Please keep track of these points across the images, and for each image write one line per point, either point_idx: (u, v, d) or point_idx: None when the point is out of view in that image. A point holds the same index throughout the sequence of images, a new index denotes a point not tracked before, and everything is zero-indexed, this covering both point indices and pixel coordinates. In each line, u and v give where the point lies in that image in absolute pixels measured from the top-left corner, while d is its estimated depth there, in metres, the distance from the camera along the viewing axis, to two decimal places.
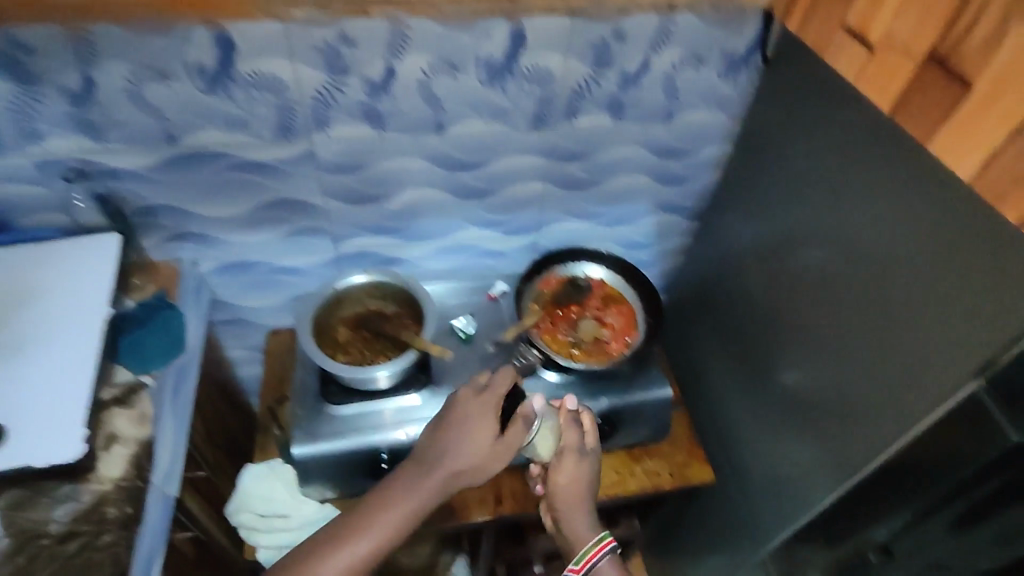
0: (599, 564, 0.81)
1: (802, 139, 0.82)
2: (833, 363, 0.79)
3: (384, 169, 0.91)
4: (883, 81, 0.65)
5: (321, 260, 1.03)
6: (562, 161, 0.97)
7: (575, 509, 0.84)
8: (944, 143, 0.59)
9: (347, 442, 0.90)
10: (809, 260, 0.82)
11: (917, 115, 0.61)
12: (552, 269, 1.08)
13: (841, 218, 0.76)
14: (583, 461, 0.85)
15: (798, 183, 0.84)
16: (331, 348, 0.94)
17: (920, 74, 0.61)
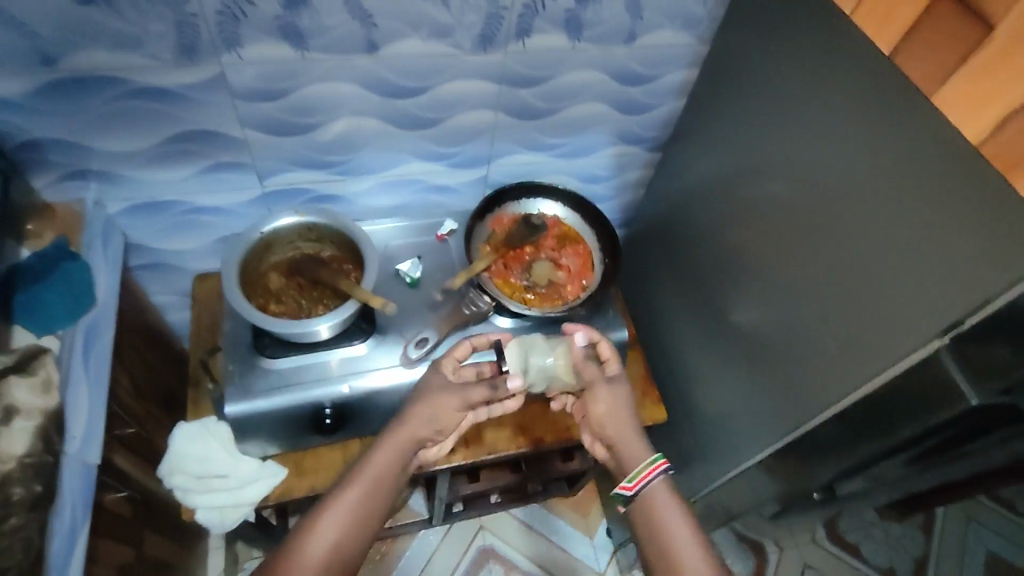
0: (652, 484, 0.77)
1: (778, 67, 0.75)
2: (792, 310, 0.77)
3: (312, 97, 0.80)
4: (887, 14, 0.59)
5: (248, 199, 0.93)
6: (514, 88, 0.88)
7: (624, 436, 0.82)
8: (950, 98, 0.55)
9: (287, 398, 0.84)
10: (774, 202, 0.78)
11: (922, 60, 0.57)
12: (503, 207, 1.02)
13: (812, 157, 0.71)
14: (614, 391, 0.83)
15: (768, 117, 0.78)
16: (262, 297, 0.87)
17: (936, 11, 0.55)
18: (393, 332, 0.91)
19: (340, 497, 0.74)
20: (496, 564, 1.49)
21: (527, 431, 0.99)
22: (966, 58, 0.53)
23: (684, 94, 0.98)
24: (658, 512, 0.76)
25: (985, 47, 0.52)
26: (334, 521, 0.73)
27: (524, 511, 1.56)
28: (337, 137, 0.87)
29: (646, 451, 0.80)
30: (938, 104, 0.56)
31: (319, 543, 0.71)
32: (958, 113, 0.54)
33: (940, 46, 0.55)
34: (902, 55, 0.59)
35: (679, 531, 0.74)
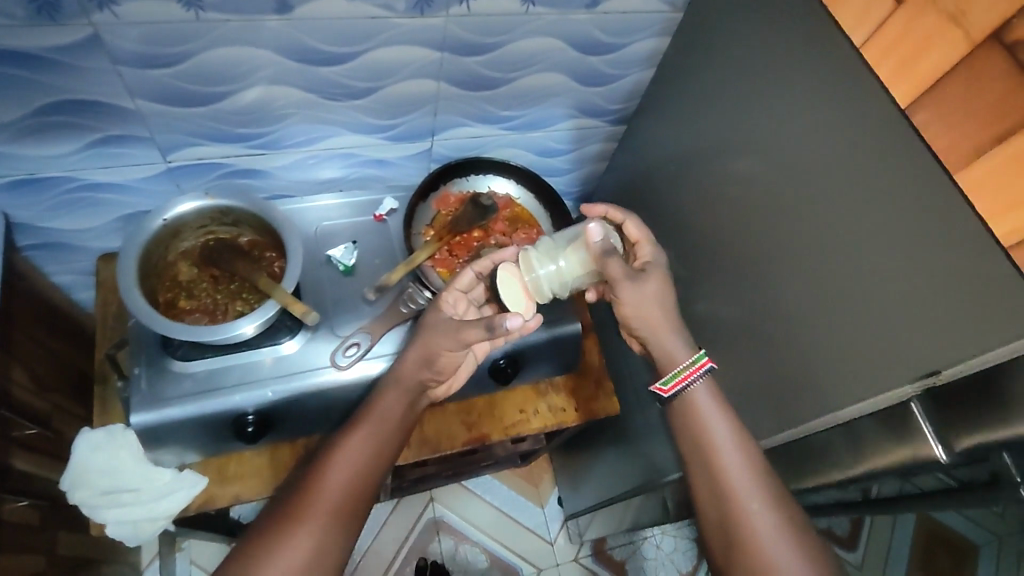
0: (692, 386, 0.69)
1: (747, 45, 0.66)
2: (738, 321, 0.70)
3: (212, 61, 0.67)
4: (909, 63, 0.50)
5: (151, 174, 0.80)
6: (458, 56, 0.76)
7: (660, 333, 0.72)
8: (975, 179, 0.46)
9: (202, 406, 0.76)
10: (730, 199, 0.70)
11: (949, 128, 0.48)
12: (450, 184, 0.93)
13: (777, 159, 0.62)
14: (642, 282, 0.72)
15: (732, 103, 0.69)
16: (171, 292, 0.77)
17: (976, 71, 0.47)
18: (324, 326, 0.82)
19: (359, 433, 0.72)
20: (446, 536, 1.48)
21: (474, 429, 0.93)
22: (1005, 137, 0.45)
23: (653, 64, 0.87)
24: (699, 419, 0.67)
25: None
26: (359, 449, 0.71)
27: (475, 482, 1.54)
28: (251, 109, 0.75)
29: (688, 349, 0.71)
30: (958, 184, 0.47)
31: (344, 470, 0.69)
32: (985, 200, 0.45)
33: (974, 116, 0.47)
34: (919, 113, 0.49)
35: (724, 439, 0.66)
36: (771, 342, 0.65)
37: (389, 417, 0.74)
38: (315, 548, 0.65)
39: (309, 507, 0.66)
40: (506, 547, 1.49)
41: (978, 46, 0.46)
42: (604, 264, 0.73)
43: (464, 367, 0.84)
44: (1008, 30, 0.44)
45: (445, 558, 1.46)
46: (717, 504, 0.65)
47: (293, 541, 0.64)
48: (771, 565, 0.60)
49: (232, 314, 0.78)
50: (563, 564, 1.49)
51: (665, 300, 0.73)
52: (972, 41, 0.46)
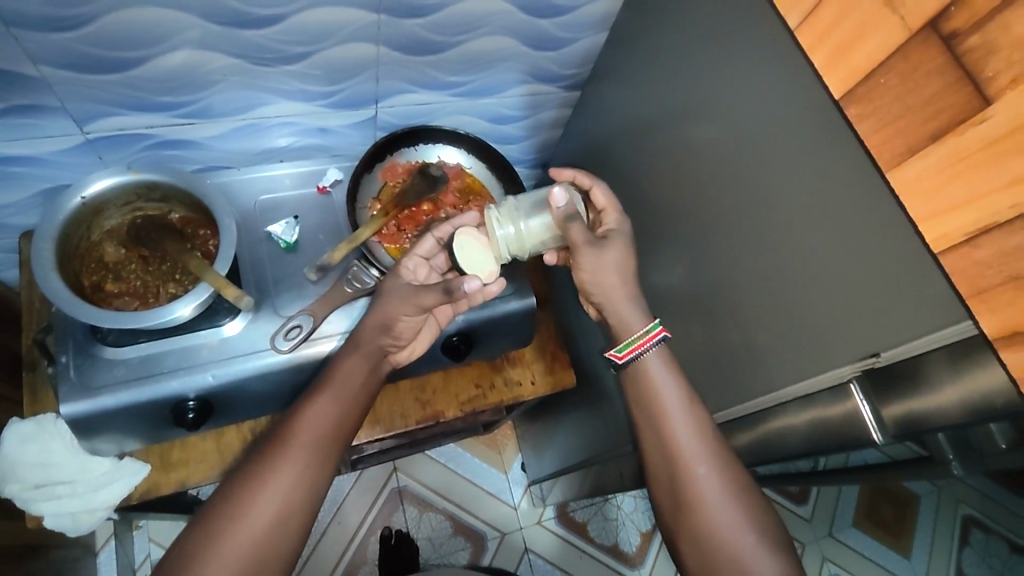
0: (646, 354, 0.67)
1: (693, 11, 0.63)
2: (689, 298, 0.69)
3: (122, 24, 0.61)
4: (845, 51, 0.45)
5: (68, 146, 0.74)
6: (397, 18, 0.71)
7: (618, 298, 0.69)
8: (908, 180, 0.42)
9: (138, 394, 0.72)
10: (676, 171, 0.68)
11: (885, 125, 0.43)
12: (397, 155, 0.89)
13: (723, 132, 0.59)
14: (604, 250, 0.70)
15: (677, 73, 0.67)
16: (96, 275, 0.73)
17: (911, 63, 0.41)
18: (266, 307, 0.79)
19: (323, 396, 0.69)
20: (410, 505, 1.48)
21: (427, 406, 0.92)
22: (938, 137, 0.40)
23: (607, 27, 0.84)
24: (653, 388, 0.66)
25: (964, 133, 0.38)
26: (317, 422, 0.68)
27: (440, 452, 1.54)
28: (174, 75, 0.69)
29: (644, 316, 0.69)
30: (891, 181, 0.43)
31: (304, 444, 0.66)
32: (918, 204, 0.41)
33: (907, 113, 0.42)
34: (853, 106, 0.45)
35: (677, 408, 0.64)
36: (719, 319, 0.64)
37: (350, 382, 0.71)
38: (277, 514, 0.63)
39: (270, 476, 0.64)
40: (469, 513, 1.50)
41: (914, 35, 0.41)
42: (567, 230, 0.71)
43: (425, 332, 0.82)
44: (945, 19, 0.39)
45: (409, 527, 1.47)
46: (668, 470, 0.64)
47: (255, 509, 0.62)
48: (715, 526, 0.61)
49: (165, 298, 0.74)
50: (527, 527, 1.51)
51: (625, 267, 0.70)
52: (908, 29, 0.41)
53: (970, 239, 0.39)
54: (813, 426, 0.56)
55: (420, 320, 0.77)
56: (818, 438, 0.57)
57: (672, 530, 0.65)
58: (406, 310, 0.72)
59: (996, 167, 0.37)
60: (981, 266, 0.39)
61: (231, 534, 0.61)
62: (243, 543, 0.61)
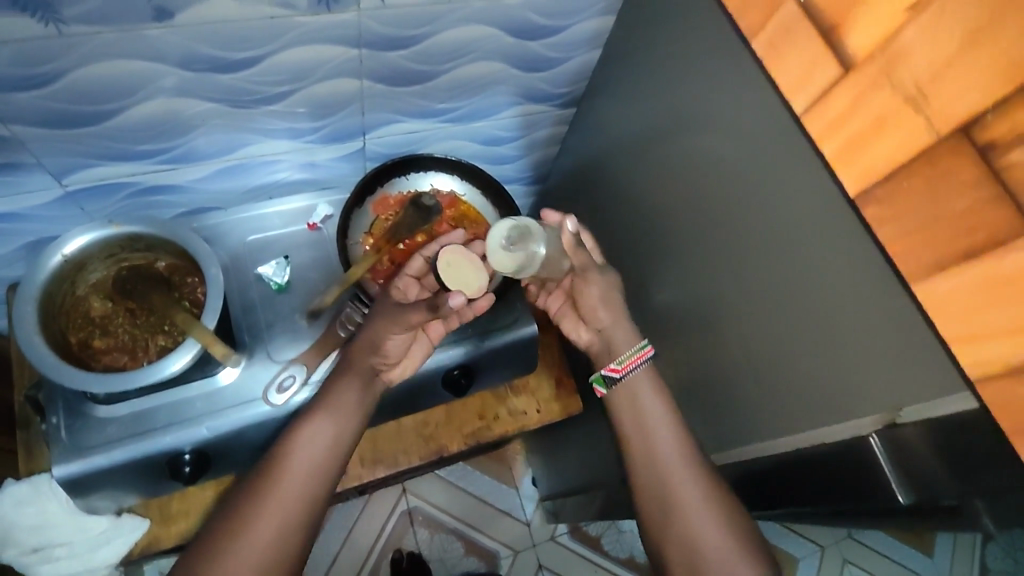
0: (637, 372, 0.67)
1: (688, 38, 0.60)
2: (693, 334, 0.65)
3: (91, 79, 0.59)
4: (858, 146, 0.43)
5: (48, 200, 0.72)
6: (379, 51, 0.68)
7: (607, 325, 0.70)
8: (937, 299, 0.39)
9: (131, 451, 0.70)
10: (676, 200, 0.65)
11: (913, 229, 0.40)
12: (388, 185, 0.86)
13: (722, 167, 0.56)
14: (605, 274, 0.71)
15: (674, 99, 0.63)
16: (83, 331, 0.71)
17: (940, 168, 0.39)
18: (260, 352, 0.77)
19: (316, 420, 0.67)
20: (421, 526, 1.46)
21: (431, 441, 0.90)
22: (973, 256, 0.37)
23: (599, 44, 0.80)
24: (636, 402, 0.66)
25: (1001, 258, 0.36)
26: (309, 453, 0.65)
27: (448, 471, 1.52)
28: (150, 123, 0.67)
29: (632, 336, 0.69)
30: (916, 292, 0.40)
31: (295, 472, 0.64)
32: (950, 323, 0.39)
33: (935, 221, 0.39)
34: (870, 207, 0.43)
35: (656, 415, 0.65)
36: (726, 359, 0.61)
37: (345, 404, 0.69)
38: (269, 546, 0.60)
39: (256, 513, 0.61)
40: (482, 532, 1.48)
41: (942, 141, 0.39)
42: (574, 256, 0.69)
43: (415, 349, 0.77)
44: (980, 127, 0.36)
45: (421, 548, 1.45)
46: (652, 482, 0.63)
47: (242, 545, 0.60)
48: (700, 535, 0.59)
49: (155, 351, 0.71)
50: (539, 544, 1.49)
51: (616, 299, 0.70)
52: (937, 132, 0.39)
53: (1008, 372, 0.37)
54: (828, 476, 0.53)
55: (409, 337, 0.73)
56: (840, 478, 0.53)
57: (655, 543, 0.62)
58: (394, 328, 0.70)
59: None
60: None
61: (229, 571, 0.58)
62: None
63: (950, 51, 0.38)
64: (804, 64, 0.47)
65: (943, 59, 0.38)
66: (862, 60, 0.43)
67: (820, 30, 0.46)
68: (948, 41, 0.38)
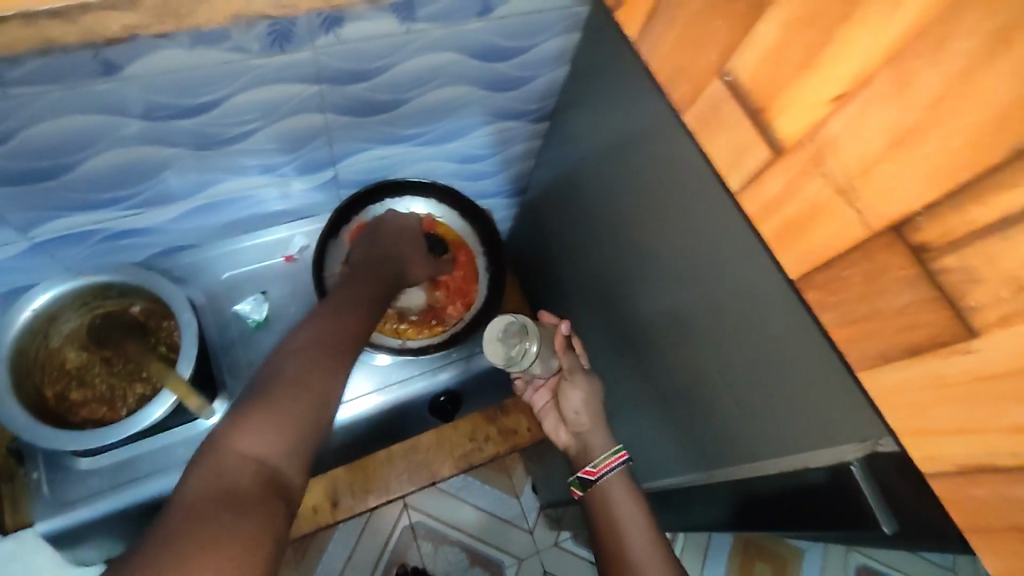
0: (611, 474, 0.71)
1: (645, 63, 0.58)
2: (674, 354, 0.65)
3: (46, 135, 0.58)
4: (797, 229, 0.41)
5: (14, 253, 0.71)
6: (340, 85, 0.67)
7: (586, 429, 0.76)
8: (886, 387, 0.39)
9: (111, 503, 0.69)
10: (648, 223, 0.64)
11: (858, 316, 0.39)
12: (363, 214, 0.84)
13: (687, 198, 0.55)
14: (590, 381, 0.79)
15: (637, 121, 0.62)
16: (59, 384, 0.70)
17: (877, 263, 0.37)
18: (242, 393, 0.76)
19: (321, 312, 0.65)
20: (424, 540, 1.46)
21: (421, 468, 0.90)
22: (914, 353, 0.36)
23: (566, 61, 0.79)
24: (610, 506, 0.69)
25: (946, 359, 0.34)
26: (316, 330, 0.62)
27: (448, 483, 1.52)
28: (112, 173, 0.66)
29: (607, 443, 0.74)
30: (865, 383, 0.40)
31: (308, 345, 0.60)
32: (897, 411, 0.39)
33: (880, 314, 0.38)
34: (812, 290, 0.42)
35: (629, 518, 0.67)
36: (704, 385, 0.60)
37: (347, 298, 0.68)
38: (284, 420, 0.55)
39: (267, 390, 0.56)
40: (485, 543, 1.48)
41: (876, 236, 0.36)
42: (565, 356, 0.79)
43: None
44: (912, 228, 0.34)
45: (425, 563, 1.44)
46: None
47: (255, 419, 0.54)
48: None
49: (133, 400, 0.71)
50: (543, 551, 1.49)
51: (596, 405, 0.77)
52: (870, 228, 0.36)
53: (962, 473, 0.36)
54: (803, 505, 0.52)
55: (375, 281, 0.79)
56: (819, 509, 0.50)
57: None
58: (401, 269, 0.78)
59: (990, 409, 0.32)
60: (981, 504, 0.35)
61: (240, 441, 0.52)
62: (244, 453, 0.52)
63: (876, 149, 0.35)
64: (738, 139, 0.45)
65: (870, 156, 0.35)
66: (790, 146, 0.40)
67: (748, 111, 0.43)
68: (871, 139, 0.35)
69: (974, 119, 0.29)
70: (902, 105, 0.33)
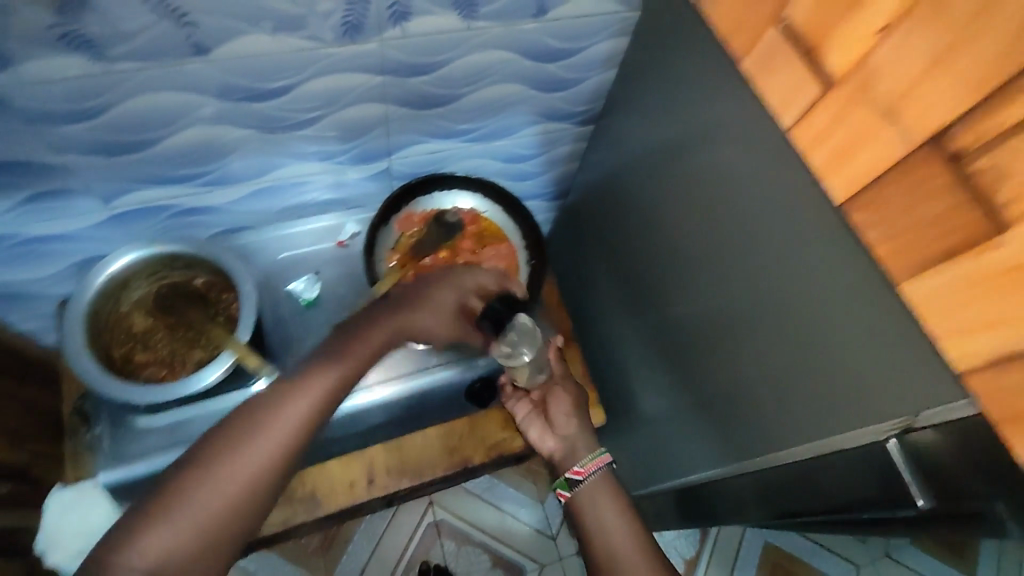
0: (597, 473, 0.75)
1: (691, 60, 0.62)
2: (710, 344, 0.66)
3: (138, 109, 0.63)
4: (839, 158, 0.44)
5: (93, 223, 0.77)
6: (401, 78, 0.72)
7: (574, 433, 0.82)
8: (922, 297, 0.40)
9: (168, 459, 0.74)
10: (688, 216, 0.66)
11: (896, 234, 0.41)
12: (413, 205, 0.89)
13: (730, 185, 0.57)
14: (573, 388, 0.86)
15: (681, 116, 0.64)
16: (126, 346, 0.75)
17: (914, 178, 0.39)
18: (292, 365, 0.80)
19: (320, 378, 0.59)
20: (447, 539, 1.48)
21: (455, 453, 0.89)
22: (948, 258, 0.38)
23: (614, 65, 0.82)
24: (595, 505, 0.72)
25: (977, 259, 0.36)
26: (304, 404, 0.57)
27: (474, 484, 1.53)
28: (189, 150, 0.71)
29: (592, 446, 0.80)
30: (903, 294, 0.41)
31: (284, 422, 0.56)
32: (938, 320, 0.39)
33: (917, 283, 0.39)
34: (858, 212, 0.43)
35: (614, 520, 0.70)
36: (738, 372, 0.62)
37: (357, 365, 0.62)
38: (224, 507, 0.53)
39: (222, 463, 0.54)
40: (508, 546, 1.48)
41: (915, 150, 0.39)
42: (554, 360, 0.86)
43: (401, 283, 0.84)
44: (948, 138, 0.37)
45: (447, 561, 1.46)
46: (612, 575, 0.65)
47: (198, 496, 0.52)
48: None
49: (193, 364, 0.76)
50: (564, 559, 1.48)
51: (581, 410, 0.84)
52: (909, 143, 0.39)
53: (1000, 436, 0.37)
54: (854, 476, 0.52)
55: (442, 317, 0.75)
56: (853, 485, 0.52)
57: None
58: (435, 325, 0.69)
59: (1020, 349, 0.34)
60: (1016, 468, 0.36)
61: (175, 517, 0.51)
62: (187, 523, 0.51)
63: (920, 66, 0.38)
64: (786, 97, 0.48)
65: (912, 76, 0.38)
66: (840, 78, 0.43)
67: (792, 73, 0.46)
68: (914, 60, 0.38)
69: (1010, 25, 0.33)
70: (941, 23, 0.36)
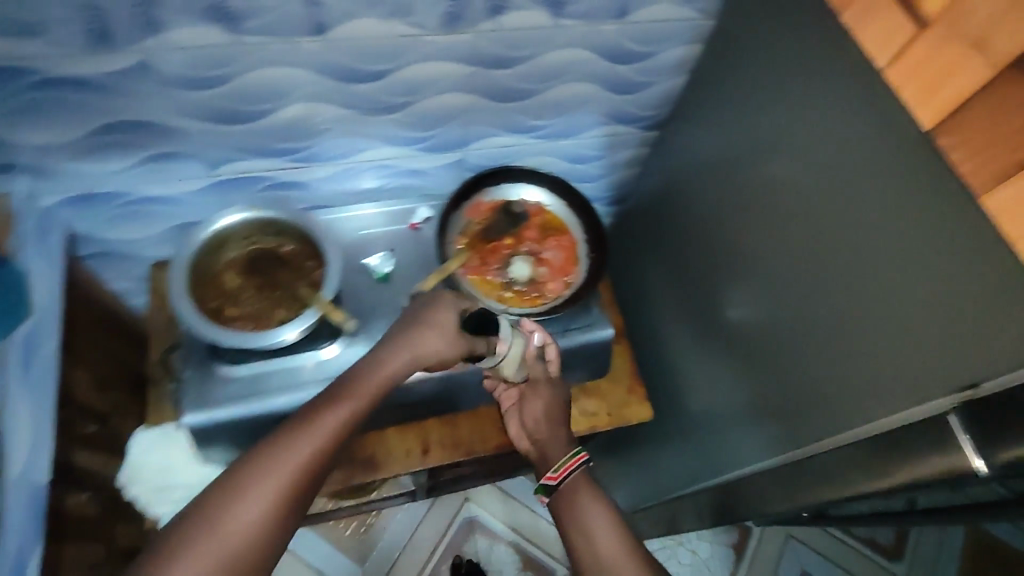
0: (573, 474, 0.77)
1: (763, 58, 0.66)
2: (768, 333, 0.69)
3: (257, 80, 0.71)
4: (920, 96, 0.47)
5: (196, 188, 0.84)
6: (488, 69, 0.78)
7: (544, 437, 0.84)
8: (1001, 205, 0.42)
9: (247, 408, 0.80)
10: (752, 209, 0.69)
11: (977, 151, 0.44)
12: (482, 194, 0.94)
13: (800, 173, 0.60)
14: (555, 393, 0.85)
15: (750, 112, 0.68)
16: (217, 300, 0.81)
17: (1006, 98, 0.43)
18: (363, 333, 0.85)
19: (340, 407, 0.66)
20: (480, 536, 1.50)
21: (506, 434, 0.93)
22: None
23: (683, 72, 0.87)
24: (574, 503, 0.74)
25: None
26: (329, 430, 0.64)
27: (508, 485, 1.56)
28: (291, 124, 0.78)
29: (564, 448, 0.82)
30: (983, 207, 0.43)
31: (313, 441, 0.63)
32: (1016, 223, 0.41)
33: None
34: (943, 137, 0.46)
35: (595, 520, 0.72)
36: (796, 357, 0.64)
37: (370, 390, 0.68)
38: (259, 520, 0.59)
39: (257, 480, 0.60)
40: (539, 548, 1.50)
41: (1001, 74, 0.43)
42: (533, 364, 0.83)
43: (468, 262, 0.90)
44: None
45: (478, 557, 1.48)
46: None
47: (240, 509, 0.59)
48: None
49: (276, 322, 0.81)
50: None
51: (558, 415, 0.85)
52: (995, 68, 0.43)
53: None
54: (909, 458, 0.54)
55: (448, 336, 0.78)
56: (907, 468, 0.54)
57: None
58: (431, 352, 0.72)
59: None
60: None
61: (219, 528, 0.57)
62: (233, 529, 0.58)
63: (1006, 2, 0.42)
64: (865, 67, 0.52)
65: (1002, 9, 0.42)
66: (932, 18, 0.47)
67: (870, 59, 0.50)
68: None
69: None
70: None
